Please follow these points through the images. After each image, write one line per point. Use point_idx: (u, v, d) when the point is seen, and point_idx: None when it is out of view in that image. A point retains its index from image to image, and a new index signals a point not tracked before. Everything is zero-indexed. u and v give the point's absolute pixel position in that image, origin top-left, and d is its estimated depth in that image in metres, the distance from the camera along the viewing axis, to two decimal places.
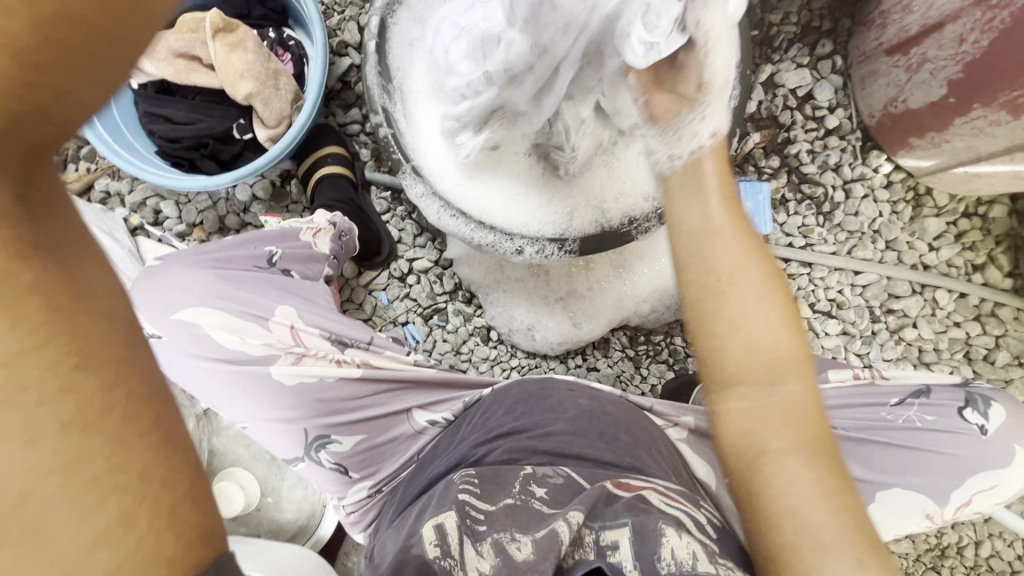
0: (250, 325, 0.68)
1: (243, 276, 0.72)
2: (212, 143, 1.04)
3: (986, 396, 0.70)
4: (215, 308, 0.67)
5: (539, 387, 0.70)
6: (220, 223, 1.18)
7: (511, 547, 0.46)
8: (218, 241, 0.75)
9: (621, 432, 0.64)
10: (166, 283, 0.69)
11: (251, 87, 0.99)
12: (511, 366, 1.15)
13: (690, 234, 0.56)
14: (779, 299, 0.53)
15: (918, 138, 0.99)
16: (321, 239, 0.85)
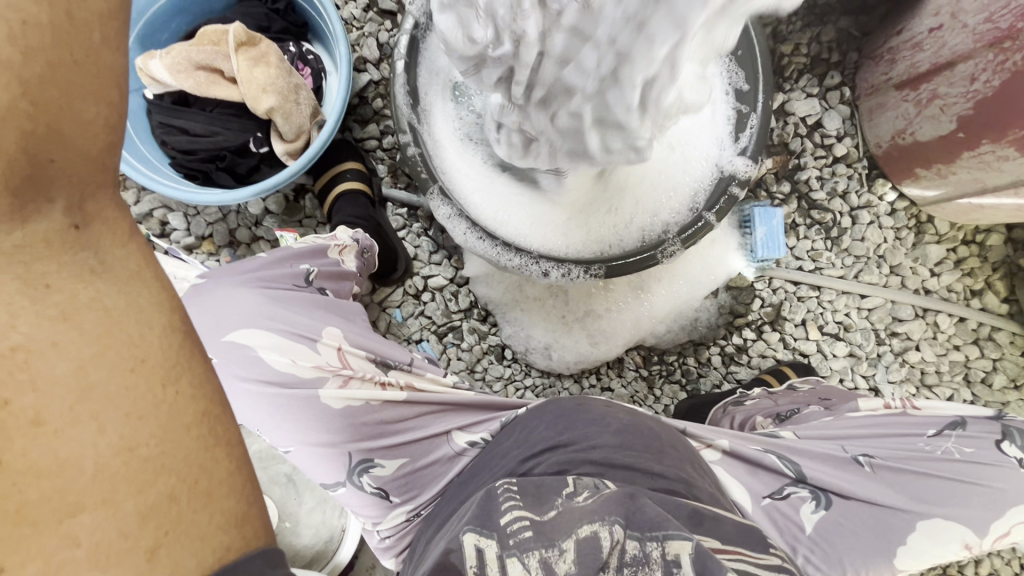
0: (297, 345, 0.67)
1: (286, 294, 0.71)
2: (228, 156, 1.02)
3: (1021, 429, 0.73)
4: (262, 328, 0.67)
5: (576, 403, 0.70)
6: (230, 237, 1.16)
7: (558, 564, 0.44)
8: (260, 257, 0.74)
9: (665, 448, 0.65)
10: (210, 301, 0.68)
11: (274, 101, 0.98)
12: (525, 385, 1.15)
13: None
14: None
15: (925, 168, 1.03)
16: (347, 256, 0.85)
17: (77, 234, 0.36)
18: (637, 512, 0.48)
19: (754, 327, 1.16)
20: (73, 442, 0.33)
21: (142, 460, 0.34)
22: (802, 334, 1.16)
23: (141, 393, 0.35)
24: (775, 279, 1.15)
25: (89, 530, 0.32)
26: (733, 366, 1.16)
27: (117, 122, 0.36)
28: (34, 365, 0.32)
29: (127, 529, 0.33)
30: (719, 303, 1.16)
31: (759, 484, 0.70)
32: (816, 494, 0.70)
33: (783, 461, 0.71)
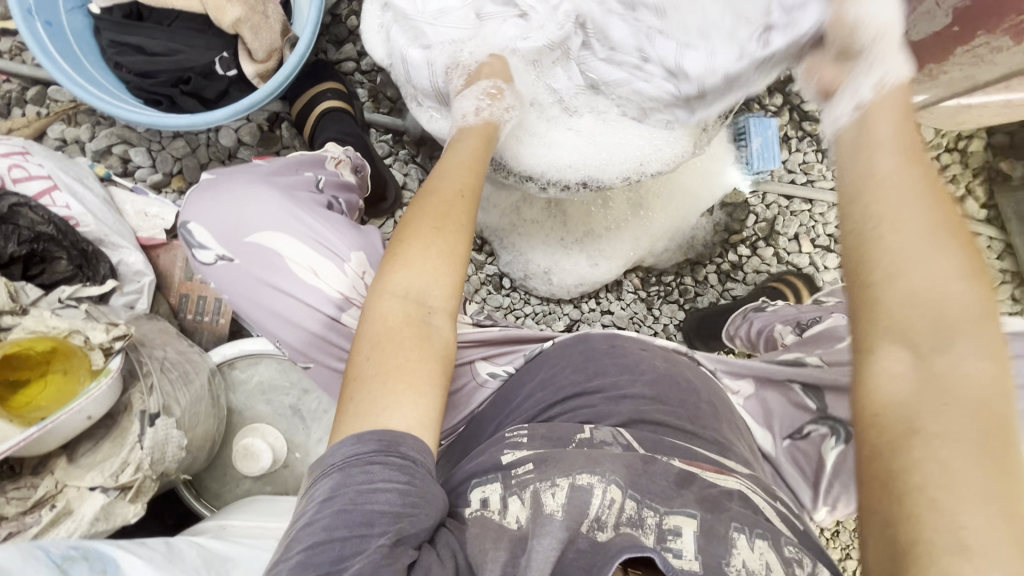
0: (322, 260, 0.63)
1: (309, 200, 0.67)
2: (194, 78, 0.94)
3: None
4: (289, 235, 0.64)
5: (609, 346, 0.72)
6: (202, 172, 1.08)
7: (546, 495, 0.53)
8: (275, 162, 0.71)
9: (702, 403, 0.67)
10: (231, 198, 0.65)
11: (240, 11, 0.91)
12: (525, 313, 1.15)
13: (857, 142, 0.51)
14: (947, 213, 0.45)
15: (916, 71, 1.03)
16: (344, 169, 0.80)
17: (432, 297, 0.60)
18: (643, 475, 0.54)
19: (749, 243, 1.17)
20: (362, 371, 0.56)
21: (388, 393, 0.55)
22: (795, 248, 1.17)
23: (396, 356, 0.57)
24: (768, 193, 1.15)
25: (352, 415, 0.54)
26: (729, 283, 1.17)
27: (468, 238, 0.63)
28: (374, 325, 0.58)
29: (355, 415, 0.54)
30: (715, 221, 1.16)
31: (780, 424, 0.72)
32: (836, 429, 0.69)
33: (807, 395, 0.71)
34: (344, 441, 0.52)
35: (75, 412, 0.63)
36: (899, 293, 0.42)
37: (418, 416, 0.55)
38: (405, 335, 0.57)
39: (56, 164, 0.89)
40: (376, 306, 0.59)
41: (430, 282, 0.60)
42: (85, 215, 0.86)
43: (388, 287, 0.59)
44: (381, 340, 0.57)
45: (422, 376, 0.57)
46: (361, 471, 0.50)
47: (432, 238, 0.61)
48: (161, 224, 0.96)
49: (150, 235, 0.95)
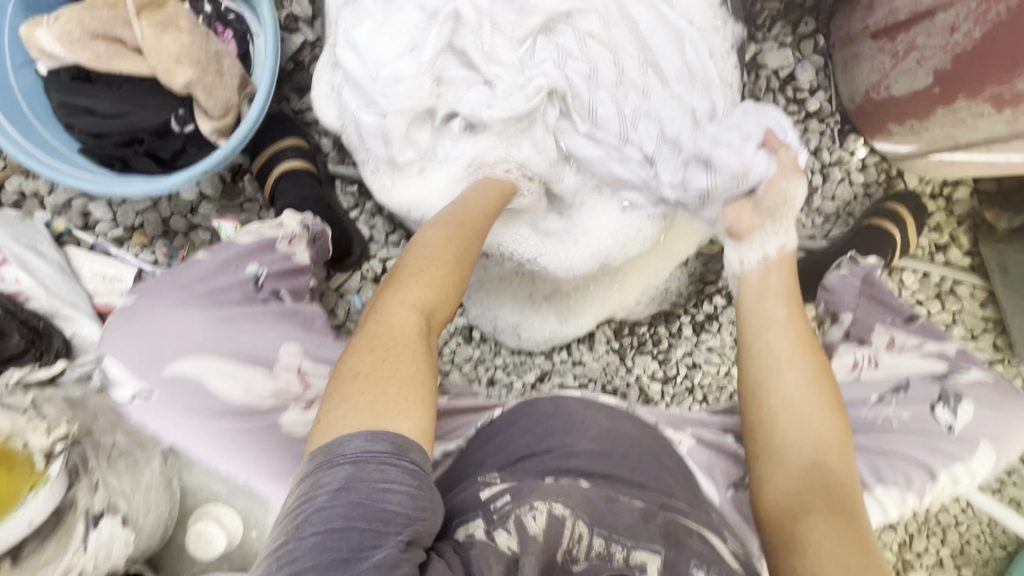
0: (254, 373, 0.63)
1: (236, 312, 0.65)
2: (147, 139, 0.91)
3: (957, 394, 0.74)
4: (213, 357, 0.61)
5: (553, 406, 0.73)
6: (165, 226, 1.05)
7: (529, 517, 0.56)
8: (195, 267, 0.67)
9: (642, 455, 0.70)
10: (148, 325, 0.61)
11: (191, 74, 0.86)
12: (495, 365, 1.14)
13: (751, 317, 0.73)
14: (826, 387, 0.66)
15: (898, 124, 0.99)
16: (299, 245, 0.75)
17: (430, 318, 0.61)
18: (608, 515, 0.60)
19: (725, 293, 1.14)
20: (358, 384, 0.53)
21: (387, 394, 0.52)
22: None
23: (396, 362, 0.55)
24: None
25: (345, 416, 0.51)
26: (704, 334, 1.15)
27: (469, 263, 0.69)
28: (368, 336, 0.57)
29: (343, 425, 0.50)
30: (690, 271, 1.14)
31: (724, 475, 0.76)
32: None
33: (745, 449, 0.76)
34: (357, 434, 0.49)
35: (17, 520, 0.61)
36: (788, 430, 0.65)
37: (419, 426, 0.53)
38: (402, 340, 0.57)
39: (7, 232, 0.89)
40: (372, 314, 0.59)
41: (434, 279, 0.63)
42: (34, 290, 0.85)
43: (390, 298, 0.60)
44: (372, 355, 0.56)
45: (422, 384, 0.55)
46: (374, 469, 0.48)
47: (439, 262, 0.65)
48: (119, 286, 0.96)
49: (107, 301, 0.94)
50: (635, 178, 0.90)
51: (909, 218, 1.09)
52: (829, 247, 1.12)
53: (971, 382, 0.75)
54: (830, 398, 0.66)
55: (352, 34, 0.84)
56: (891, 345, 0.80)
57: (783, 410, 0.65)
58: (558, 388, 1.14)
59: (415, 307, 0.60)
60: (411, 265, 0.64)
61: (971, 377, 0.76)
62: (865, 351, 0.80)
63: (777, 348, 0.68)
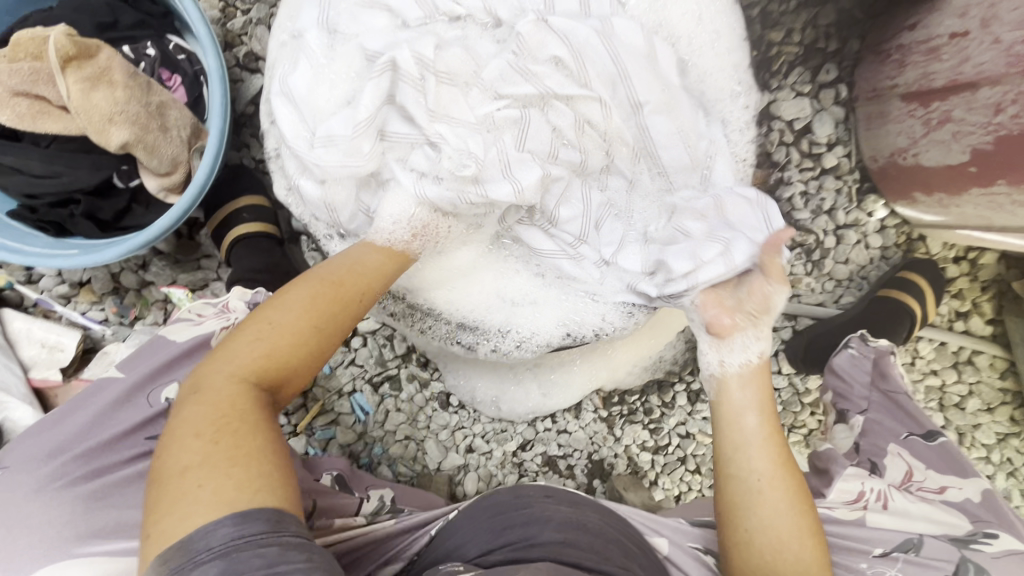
0: (137, 564, 0.57)
1: (120, 483, 0.61)
2: (83, 200, 0.81)
3: (982, 568, 0.58)
4: (79, 557, 0.55)
5: (513, 496, 0.69)
6: (115, 282, 0.97)
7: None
8: (74, 420, 0.63)
9: (608, 542, 0.64)
10: (11, 519, 0.56)
11: (128, 134, 0.76)
12: (474, 433, 1.05)
13: (726, 428, 0.64)
14: (803, 508, 0.58)
15: (924, 194, 0.89)
16: (238, 335, 0.71)
17: (267, 395, 0.51)
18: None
19: None
20: (203, 496, 0.43)
21: (191, 502, 0.42)
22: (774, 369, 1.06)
23: (196, 463, 0.44)
24: None
25: (172, 534, 0.41)
26: (699, 404, 1.07)
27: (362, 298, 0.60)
28: (168, 449, 0.46)
29: (188, 532, 0.41)
30: (687, 337, 1.06)
31: None
32: None
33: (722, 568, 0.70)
34: (219, 521, 0.41)
35: None
36: (770, 554, 0.57)
37: (278, 502, 0.44)
38: (251, 432, 0.47)
39: None
40: (172, 425, 0.47)
41: (265, 345, 0.52)
42: None
43: (190, 399, 0.48)
44: (190, 462, 0.45)
45: (275, 478, 0.46)
46: (251, 554, 0.40)
47: (285, 332, 0.54)
48: (60, 356, 0.88)
49: (43, 375, 0.86)
50: (591, 281, 0.81)
51: (928, 292, 0.98)
52: (840, 315, 1.01)
53: (1004, 555, 0.59)
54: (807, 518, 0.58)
55: (287, 80, 0.71)
56: (908, 478, 0.69)
57: (762, 533, 0.57)
58: (541, 458, 1.06)
59: (243, 380, 0.50)
60: (278, 349, 0.53)
61: (1004, 547, 0.60)
62: (875, 482, 0.67)
63: (754, 466, 0.60)
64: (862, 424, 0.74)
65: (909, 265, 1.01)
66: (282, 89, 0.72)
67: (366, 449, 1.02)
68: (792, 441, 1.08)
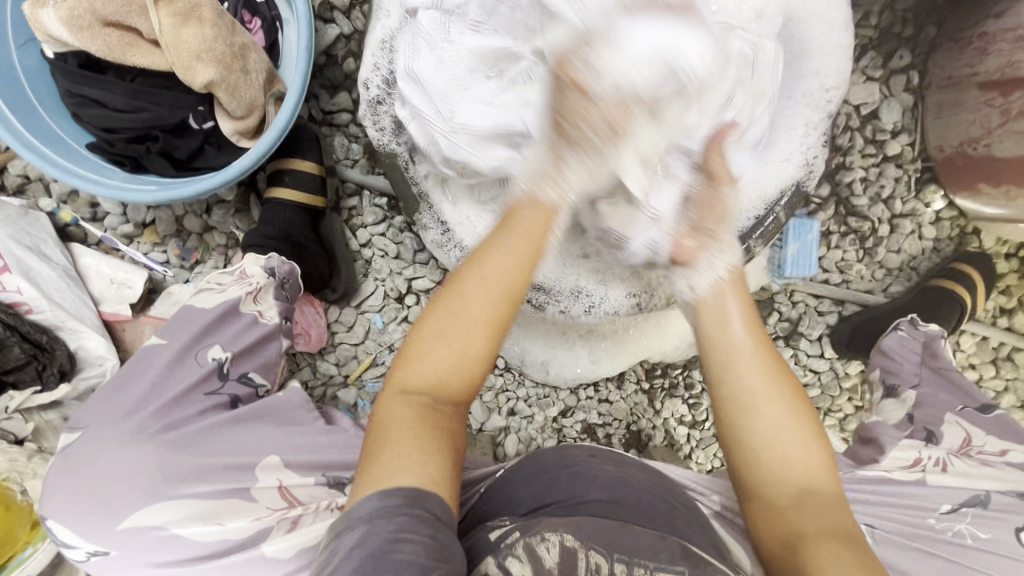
0: (225, 505, 0.52)
1: (197, 434, 0.56)
2: (161, 137, 0.81)
3: None
4: (175, 499, 0.51)
5: (558, 455, 0.70)
6: (177, 226, 0.97)
7: (540, 548, 0.50)
8: (141, 380, 0.58)
9: (655, 500, 0.65)
10: (96, 473, 0.52)
11: (213, 73, 0.77)
12: (518, 396, 1.08)
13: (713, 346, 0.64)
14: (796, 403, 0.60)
15: (991, 185, 0.89)
16: (264, 300, 0.71)
17: (472, 364, 0.60)
18: (624, 538, 0.53)
19: None
20: (394, 459, 0.51)
21: (402, 459, 0.51)
22: (817, 352, 1.07)
23: (404, 418, 0.55)
24: (797, 292, 1.05)
25: (388, 475, 0.50)
26: None
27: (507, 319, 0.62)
28: (400, 389, 0.58)
29: (390, 475, 0.50)
30: None
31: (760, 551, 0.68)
32: None
33: None
34: (371, 493, 0.48)
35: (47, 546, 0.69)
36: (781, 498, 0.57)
37: (437, 475, 0.52)
38: (434, 415, 0.56)
39: (10, 234, 0.81)
40: (412, 369, 0.59)
41: (471, 291, 0.61)
42: (38, 301, 0.79)
43: (428, 344, 0.59)
44: (403, 414, 0.55)
45: (440, 452, 0.54)
46: (388, 520, 0.46)
47: (473, 293, 0.61)
48: (128, 293, 0.89)
49: (113, 309, 0.89)
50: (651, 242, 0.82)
51: (979, 283, 0.99)
52: (889, 303, 1.02)
53: None
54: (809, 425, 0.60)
55: (412, 64, 0.74)
56: (966, 444, 0.69)
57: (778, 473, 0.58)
58: (581, 425, 1.08)
59: (464, 339, 0.59)
60: (473, 309, 0.60)
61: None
62: (933, 451, 0.69)
63: (759, 388, 0.60)
64: (914, 397, 0.74)
65: (962, 258, 1.02)
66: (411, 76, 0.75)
67: None
68: (826, 424, 1.10)
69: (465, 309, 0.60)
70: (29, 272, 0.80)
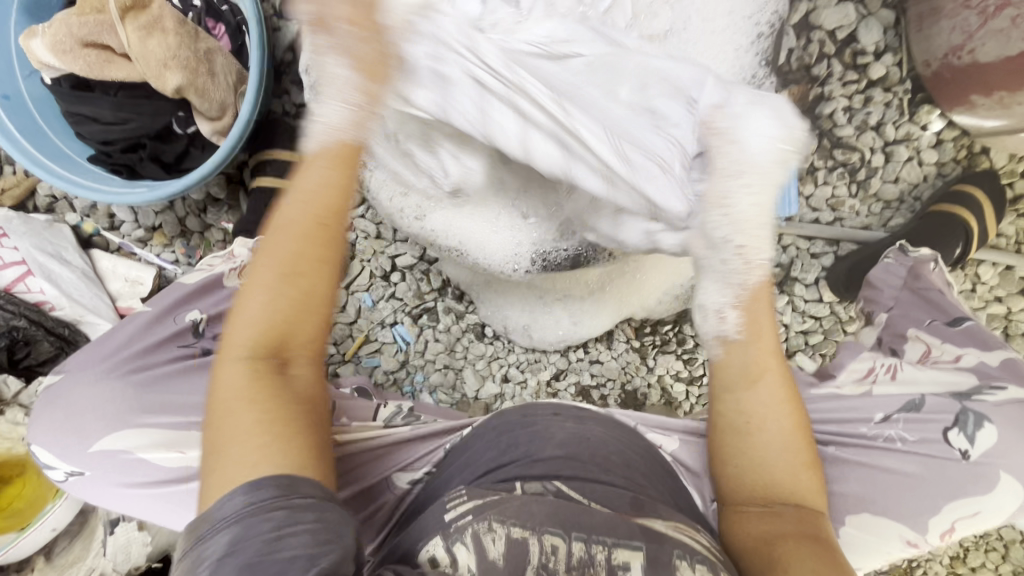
0: (187, 436, 0.60)
1: (163, 377, 0.63)
2: (149, 144, 0.90)
3: (980, 415, 0.64)
4: (140, 427, 0.59)
5: (522, 415, 0.69)
6: (182, 226, 1.05)
7: (488, 540, 0.48)
8: (117, 334, 0.65)
9: (611, 454, 0.64)
10: (71, 407, 0.59)
11: (181, 78, 0.84)
12: (509, 363, 1.10)
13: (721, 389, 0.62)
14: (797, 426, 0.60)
15: (983, 96, 0.83)
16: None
17: (308, 294, 0.53)
18: (583, 513, 0.52)
19: None
20: (235, 458, 0.46)
21: (247, 444, 0.47)
22: (815, 296, 1.01)
23: (241, 398, 0.49)
24: (785, 236, 1.00)
25: (238, 467, 0.45)
26: None
27: (328, 272, 0.54)
28: (233, 337, 0.52)
29: (245, 464, 0.45)
30: None
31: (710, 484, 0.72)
32: None
33: None
34: (231, 494, 0.43)
35: (38, 529, 0.72)
36: (780, 522, 0.56)
37: (285, 457, 0.46)
38: (270, 394, 0.50)
39: (33, 242, 0.93)
40: (244, 319, 0.52)
41: (281, 234, 0.53)
42: (58, 299, 0.90)
43: (257, 292, 0.52)
44: (231, 381, 0.50)
45: (286, 430, 0.49)
46: (310, 523, 0.45)
47: (285, 211, 0.53)
48: (140, 289, 0.99)
49: (128, 304, 0.99)
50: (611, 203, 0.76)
51: (985, 204, 0.92)
52: (889, 236, 0.96)
53: (1005, 402, 0.65)
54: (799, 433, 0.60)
55: None
56: (925, 355, 0.75)
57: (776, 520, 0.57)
58: (574, 388, 1.09)
59: (281, 280, 0.52)
60: (296, 264, 0.52)
61: (1008, 396, 0.65)
62: (888, 361, 0.75)
63: (771, 426, 0.59)
64: (885, 320, 0.83)
65: (967, 179, 0.94)
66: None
67: (407, 376, 1.09)
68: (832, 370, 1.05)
69: (274, 290, 0.52)
70: (48, 273, 0.92)
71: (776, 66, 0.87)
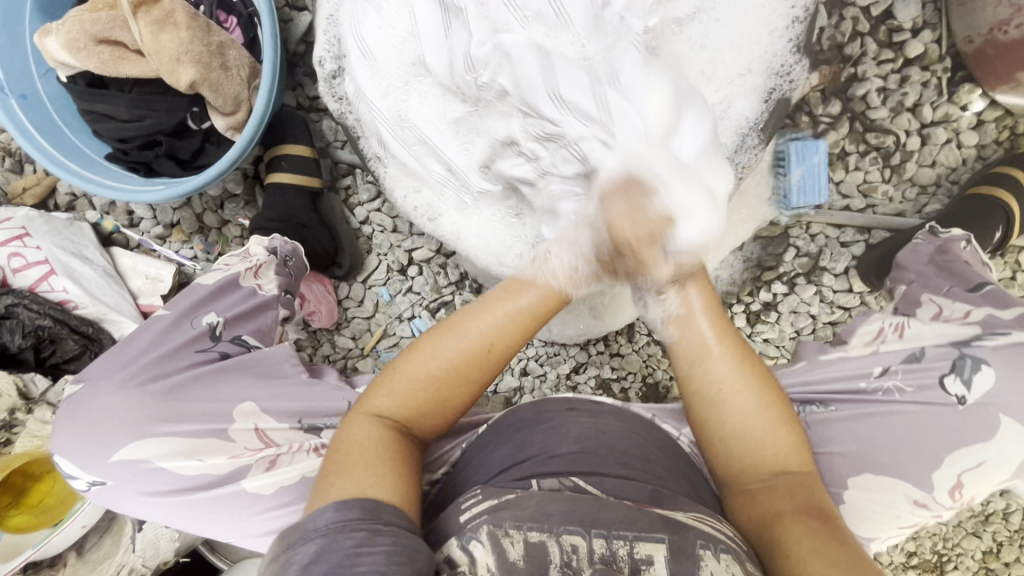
0: (206, 443, 0.59)
1: (183, 384, 0.63)
2: (165, 141, 0.89)
3: (976, 360, 0.61)
4: (154, 437, 0.58)
5: (535, 411, 0.67)
6: (200, 222, 1.05)
7: (506, 541, 0.47)
8: (138, 338, 0.65)
9: (630, 448, 0.63)
10: (91, 417, 0.60)
11: (194, 73, 0.83)
12: (527, 356, 1.08)
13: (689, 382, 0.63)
14: (774, 406, 0.60)
15: None
16: (265, 275, 0.78)
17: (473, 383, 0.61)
18: (601, 507, 0.50)
19: (787, 279, 0.98)
20: (340, 484, 0.50)
21: (363, 477, 0.51)
22: (844, 286, 0.97)
23: (368, 443, 0.55)
24: (813, 224, 0.96)
25: (347, 490, 0.49)
26: (759, 325, 1.00)
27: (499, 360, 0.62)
28: (379, 388, 0.59)
29: (360, 492, 0.50)
30: (746, 256, 0.99)
31: None
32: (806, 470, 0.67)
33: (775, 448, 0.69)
34: (325, 508, 0.47)
35: (70, 526, 0.74)
36: (774, 497, 0.56)
37: (396, 492, 0.51)
38: (396, 449, 0.56)
39: (54, 241, 0.94)
40: (397, 375, 0.60)
41: (465, 322, 0.61)
42: (80, 297, 0.91)
43: (421, 355, 0.60)
44: (366, 428, 0.56)
45: (395, 469, 0.53)
46: (346, 537, 0.45)
47: (498, 340, 0.61)
48: (160, 286, 1.00)
49: (149, 301, 0.99)
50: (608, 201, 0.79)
51: None
52: (924, 223, 0.91)
53: (1006, 346, 0.61)
54: (781, 409, 0.60)
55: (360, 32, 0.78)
56: (936, 314, 0.71)
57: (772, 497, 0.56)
58: (594, 381, 1.07)
59: (466, 382, 0.61)
60: (468, 356, 0.60)
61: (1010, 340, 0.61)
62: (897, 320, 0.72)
63: (741, 399, 0.60)
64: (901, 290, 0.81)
65: (1010, 162, 0.90)
66: (357, 45, 0.79)
67: None
68: None
69: (444, 357, 0.60)
70: (71, 273, 0.93)
71: (809, 48, 0.84)
